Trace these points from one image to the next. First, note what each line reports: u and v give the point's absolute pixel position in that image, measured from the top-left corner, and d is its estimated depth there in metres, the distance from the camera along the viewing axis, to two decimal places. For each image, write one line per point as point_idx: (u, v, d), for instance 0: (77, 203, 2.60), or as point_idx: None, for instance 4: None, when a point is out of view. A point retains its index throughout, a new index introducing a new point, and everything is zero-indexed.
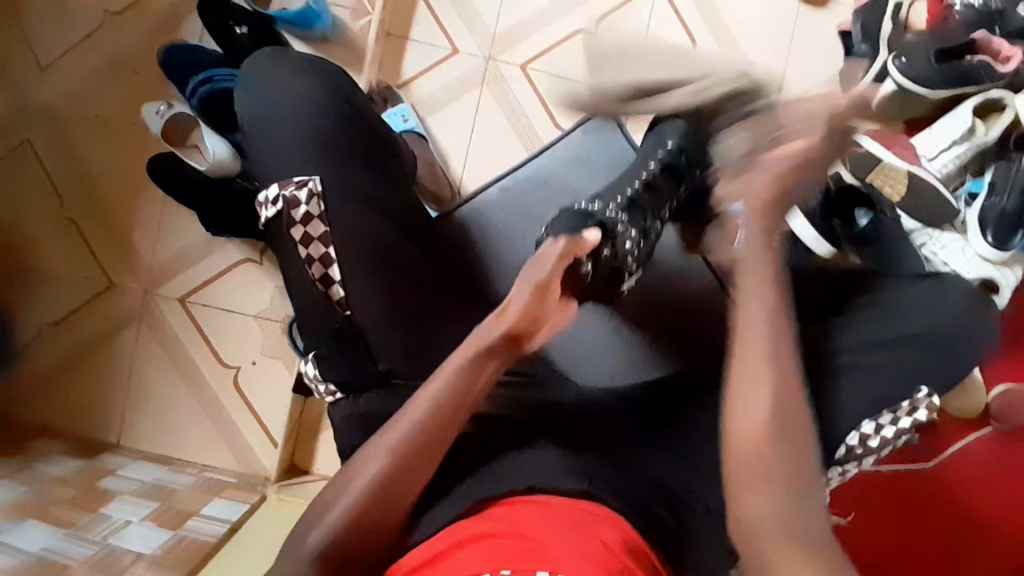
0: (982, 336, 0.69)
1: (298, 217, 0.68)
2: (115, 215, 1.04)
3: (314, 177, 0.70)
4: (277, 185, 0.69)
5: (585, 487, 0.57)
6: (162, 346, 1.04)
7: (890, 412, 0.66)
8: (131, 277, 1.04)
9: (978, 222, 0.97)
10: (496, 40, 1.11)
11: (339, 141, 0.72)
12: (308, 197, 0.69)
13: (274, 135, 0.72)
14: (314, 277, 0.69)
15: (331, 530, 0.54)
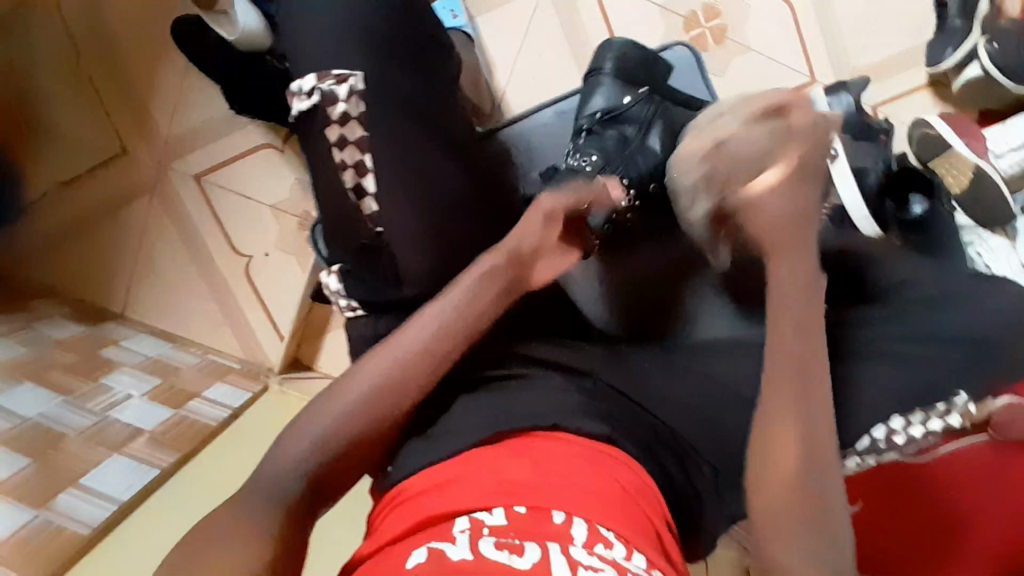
0: None
1: (334, 115, 0.61)
2: (132, 76, 0.97)
3: (357, 73, 0.61)
4: (315, 76, 0.61)
5: (608, 433, 0.55)
6: (173, 222, 1.00)
7: (923, 411, 0.60)
8: (146, 145, 0.98)
9: None
10: None
11: (390, 34, 0.63)
12: (348, 94, 0.61)
13: (319, 18, 0.63)
14: (346, 184, 0.61)
15: (337, 431, 0.52)
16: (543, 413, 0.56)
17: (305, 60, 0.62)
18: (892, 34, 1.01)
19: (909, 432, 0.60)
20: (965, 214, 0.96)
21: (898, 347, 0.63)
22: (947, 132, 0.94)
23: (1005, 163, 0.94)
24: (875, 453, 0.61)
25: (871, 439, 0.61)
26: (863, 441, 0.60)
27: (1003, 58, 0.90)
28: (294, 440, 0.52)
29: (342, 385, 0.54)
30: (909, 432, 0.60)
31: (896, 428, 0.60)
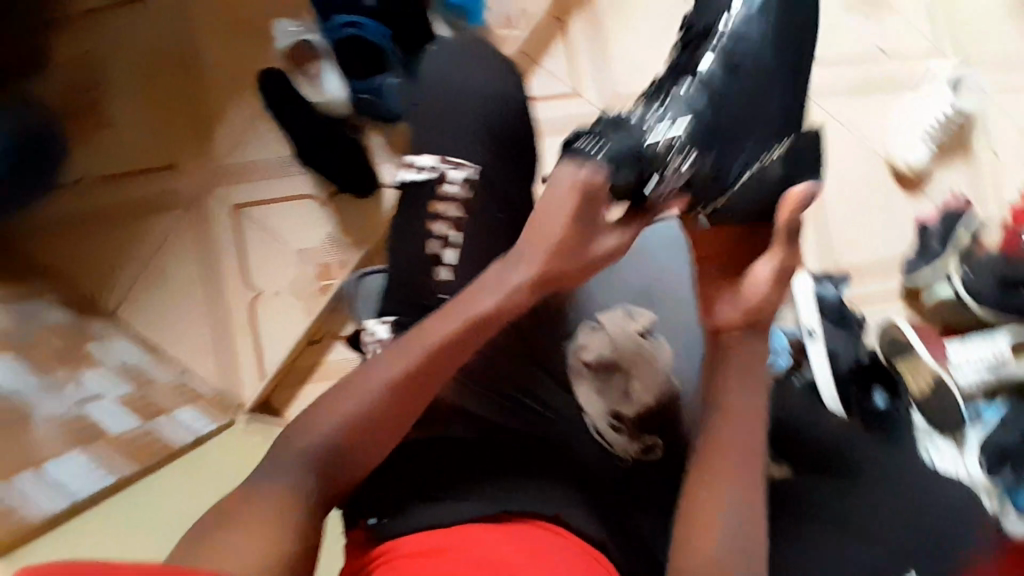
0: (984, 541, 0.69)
1: (447, 192, 0.65)
2: (208, 103, 1.03)
3: (472, 164, 0.66)
4: (435, 156, 0.66)
5: (603, 538, 0.56)
6: (195, 240, 1.02)
7: None
8: (197, 166, 1.02)
9: (976, 444, 1.00)
10: (620, 98, 1.11)
11: (509, 137, 0.68)
12: (462, 179, 0.65)
13: (447, 110, 0.67)
14: (429, 252, 0.65)
15: (321, 450, 0.52)
16: (548, 497, 0.58)
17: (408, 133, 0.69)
18: (875, 243, 1.17)
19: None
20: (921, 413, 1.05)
21: (857, 517, 0.69)
22: (911, 335, 1.07)
23: (965, 375, 1.06)
24: None
25: None
26: None
27: (973, 283, 1.05)
28: (276, 472, 0.51)
29: (347, 385, 0.55)
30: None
31: None
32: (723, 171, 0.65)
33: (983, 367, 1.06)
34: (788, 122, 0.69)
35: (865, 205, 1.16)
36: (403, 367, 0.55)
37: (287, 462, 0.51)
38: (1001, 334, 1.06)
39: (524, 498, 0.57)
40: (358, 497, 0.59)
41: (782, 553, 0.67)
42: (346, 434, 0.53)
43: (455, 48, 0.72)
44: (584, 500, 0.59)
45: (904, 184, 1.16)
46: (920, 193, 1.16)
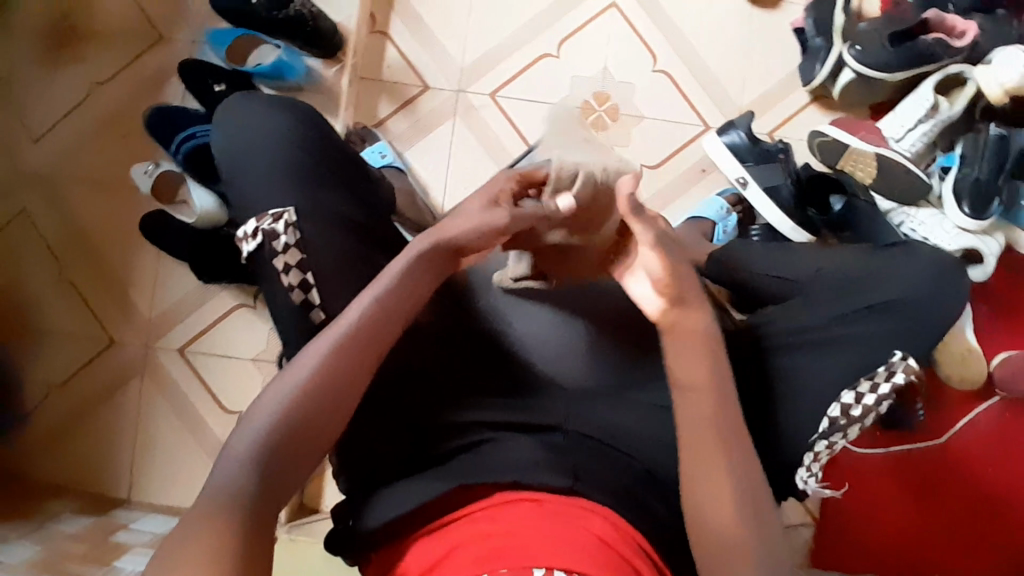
0: (952, 298, 0.72)
1: (283, 249, 0.64)
2: (112, 271, 1.08)
3: (289, 207, 0.65)
4: (254, 219, 0.65)
5: (570, 484, 0.60)
6: (162, 396, 1.06)
7: (869, 380, 0.68)
8: (132, 330, 1.07)
9: (953, 195, 1.04)
10: (465, 72, 1.14)
11: (327, 174, 0.69)
12: (285, 228, 0.64)
13: (249, 173, 0.67)
14: (296, 302, 0.64)
15: (286, 411, 0.57)
16: (524, 469, 0.61)
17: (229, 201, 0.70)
18: (763, 69, 1.14)
19: (862, 402, 0.68)
20: (886, 200, 1.07)
21: (825, 329, 0.71)
22: (839, 135, 1.07)
23: (908, 143, 1.08)
24: (840, 430, 0.68)
25: (831, 419, 0.68)
26: (824, 423, 0.68)
27: (868, 57, 1.04)
28: (241, 434, 0.56)
29: (251, 414, 0.57)
30: (863, 403, 0.68)
31: (850, 402, 0.68)
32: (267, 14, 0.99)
33: (922, 125, 1.07)
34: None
35: (736, 37, 1.14)
36: (288, 408, 0.57)
37: (253, 421, 0.57)
38: (922, 87, 1.06)
39: (496, 475, 0.61)
40: (348, 509, 0.66)
41: (755, 397, 0.70)
42: (303, 415, 0.58)
43: (240, 118, 0.70)
44: (544, 461, 0.62)
45: (761, 2, 1.14)
46: (783, 4, 1.14)
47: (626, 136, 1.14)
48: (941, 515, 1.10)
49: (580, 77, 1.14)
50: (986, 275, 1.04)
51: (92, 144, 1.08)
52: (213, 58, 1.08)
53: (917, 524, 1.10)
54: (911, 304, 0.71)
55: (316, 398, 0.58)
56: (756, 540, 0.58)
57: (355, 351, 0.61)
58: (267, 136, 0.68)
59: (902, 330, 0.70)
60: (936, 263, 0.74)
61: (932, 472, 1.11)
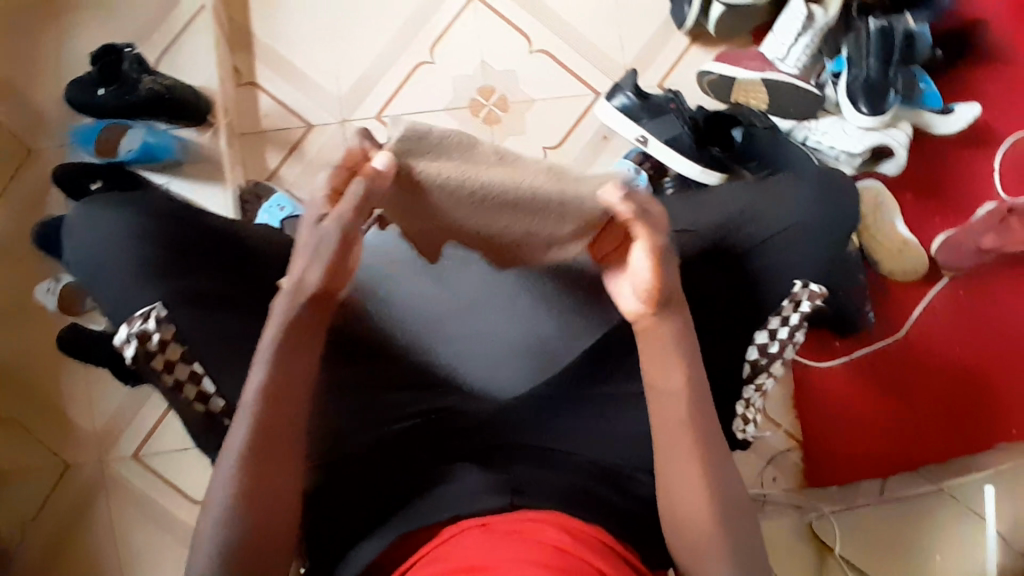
0: (843, 213, 0.71)
1: (158, 347, 0.63)
2: (45, 396, 1.05)
3: (157, 303, 0.64)
4: (124, 324, 0.63)
5: (506, 501, 0.59)
6: (130, 506, 1.03)
7: (778, 316, 0.70)
8: (81, 450, 1.04)
9: (848, 98, 1.03)
10: (345, 101, 1.11)
11: (187, 258, 0.67)
12: (158, 325, 0.63)
13: (108, 279, 0.66)
14: (189, 397, 0.65)
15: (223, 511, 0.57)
16: (469, 498, 0.60)
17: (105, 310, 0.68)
18: (637, 22, 1.13)
19: (775, 338, 0.69)
20: (785, 119, 1.07)
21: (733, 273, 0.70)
22: (724, 69, 1.06)
23: (793, 59, 1.07)
24: (763, 370, 0.70)
25: (752, 361, 0.70)
26: (745, 367, 0.70)
27: None
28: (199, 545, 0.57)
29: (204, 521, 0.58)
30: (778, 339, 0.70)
31: (764, 341, 0.69)
32: (116, 103, 0.95)
33: (803, 38, 1.05)
34: (106, 83, 0.95)
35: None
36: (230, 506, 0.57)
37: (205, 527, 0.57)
38: (792, 1, 1.05)
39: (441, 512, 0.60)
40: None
41: None
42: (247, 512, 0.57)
43: (88, 224, 0.68)
44: (487, 487, 0.61)
45: None
46: None
47: (522, 124, 1.11)
48: (924, 403, 1.11)
49: (461, 77, 1.12)
50: (898, 167, 1.04)
51: None
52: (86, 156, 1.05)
53: (903, 418, 1.11)
54: (805, 230, 0.70)
55: (249, 492, 0.58)
56: (712, 503, 0.60)
57: (273, 426, 0.59)
58: (114, 239, 0.66)
59: (800, 258, 0.70)
60: (823, 181, 0.72)
61: (905, 364, 1.12)
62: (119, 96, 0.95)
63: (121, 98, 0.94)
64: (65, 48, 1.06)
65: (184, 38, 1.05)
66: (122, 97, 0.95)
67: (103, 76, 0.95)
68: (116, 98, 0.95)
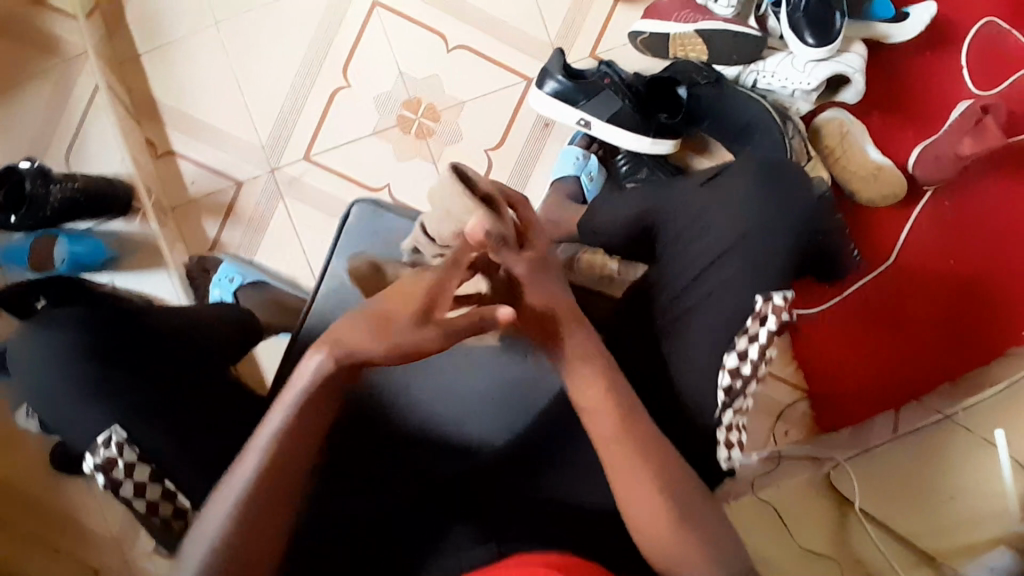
0: (787, 205, 0.66)
1: (122, 474, 0.59)
2: (55, 512, 1.05)
3: (112, 427, 0.59)
4: (86, 455, 0.59)
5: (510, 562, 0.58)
6: None
7: (744, 334, 0.62)
8: (103, 555, 1.05)
9: (793, 31, 0.95)
10: (270, 149, 1.05)
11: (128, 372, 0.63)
12: (120, 449, 0.59)
13: (59, 412, 0.62)
14: (168, 517, 0.60)
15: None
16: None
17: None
18: None
19: (748, 359, 0.62)
20: (729, 67, 0.99)
21: (686, 293, 0.65)
22: (656, 27, 0.98)
23: (725, 0, 0.97)
24: (738, 395, 0.62)
25: (727, 388, 0.62)
26: (721, 398, 0.62)
27: None
28: None
29: None
30: (750, 359, 0.62)
31: (734, 366, 0.62)
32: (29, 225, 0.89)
33: None
34: (10, 205, 0.89)
35: None
36: None
37: None
38: None
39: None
40: None
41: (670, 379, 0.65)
42: None
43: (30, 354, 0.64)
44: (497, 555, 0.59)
45: None
46: None
47: (456, 130, 1.05)
48: (925, 325, 1.07)
49: (382, 95, 1.04)
50: (858, 94, 0.97)
51: None
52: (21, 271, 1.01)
53: (906, 345, 1.07)
54: (749, 236, 0.65)
55: None
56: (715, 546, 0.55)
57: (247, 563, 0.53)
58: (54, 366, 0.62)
59: (753, 269, 0.64)
60: (761, 172, 0.67)
61: (899, 287, 1.08)
62: (31, 217, 0.89)
63: (34, 219, 0.89)
64: None
65: (88, 124, 1.00)
66: (34, 219, 0.89)
67: (7, 199, 0.89)
68: (28, 220, 0.89)
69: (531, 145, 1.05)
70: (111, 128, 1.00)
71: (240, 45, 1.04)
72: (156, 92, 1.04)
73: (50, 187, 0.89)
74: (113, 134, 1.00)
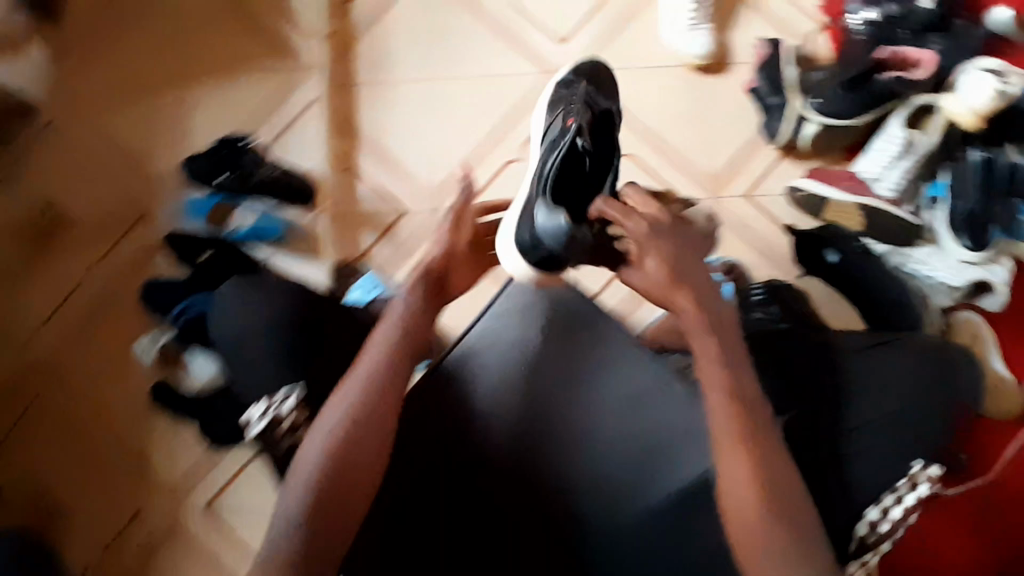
0: (959, 382, 0.72)
1: (285, 427, 0.77)
2: (128, 443, 1.12)
3: (296, 387, 0.79)
4: (265, 400, 0.78)
5: None
6: (197, 554, 1.10)
7: (891, 492, 0.65)
8: (155, 496, 1.11)
9: (948, 227, 1.01)
10: (436, 192, 1.17)
11: (306, 353, 0.82)
12: (289, 408, 0.77)
13: (238, 356, 0.81)
14: None
15: (294, 529, 0.60)
16: None
17: (245, 387, 0.82)
18: (728, 130, 1.14)
19: (889, 517, 0.64)
20: (880, 243, 1.04)
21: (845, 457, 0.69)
22: (817, 189, 1.06)
23: (889, 182, 1.05)
24: (872, 548, 0.64)
25: (861, 534, 0.64)
26: (852, 543, 0.64)
27: (829, 106, 1.05)
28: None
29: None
30: (891, 518, 0.64)
31: (876, 516, 0.64)
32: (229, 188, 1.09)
33: (901, 162, 1.04)
34: (226, 165, 1.10)
35: (690, 107, 1.14)
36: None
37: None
38: (889, 125, 1.05)
39: None
40: None
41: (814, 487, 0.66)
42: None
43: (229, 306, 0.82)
44: None
45: (709, 69, 1.15)
46: (731, 65, 1.15)
47: None
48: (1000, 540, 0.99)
49: None
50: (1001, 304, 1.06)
51: (94, 323, 1.14)
52: (191, 224, 1.13)
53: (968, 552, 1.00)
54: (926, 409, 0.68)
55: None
56: None
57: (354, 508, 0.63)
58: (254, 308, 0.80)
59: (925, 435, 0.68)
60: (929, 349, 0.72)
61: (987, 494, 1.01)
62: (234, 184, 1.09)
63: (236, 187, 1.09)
64: (187, 129, 1.18)
65: (297, 125, 1.17)
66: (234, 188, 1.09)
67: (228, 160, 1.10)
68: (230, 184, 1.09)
69: None
70: (318, 137, 1.17)
71: (439, 98, 1.19)
72: (359, 115, 1.19)
73: (261, 169, 1.10)
74: (316, 139, 1.17)
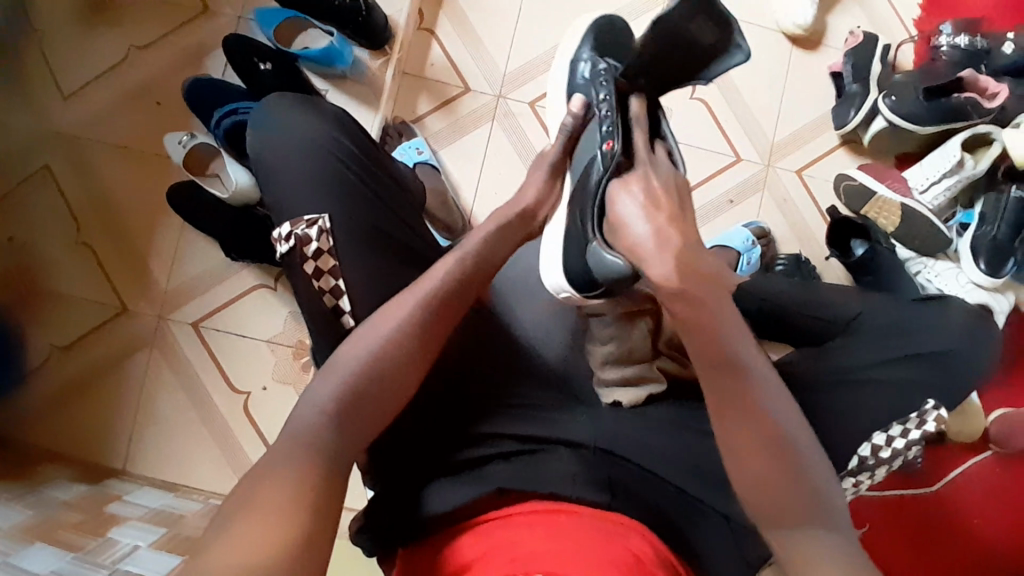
0: (976, 353, 0.79)
1: (309, 253, 0.73)
2: (130, 238, 1.07)
3: (324, 215, 0.74)
4: (290, 223, 0.74)
5: (607, 501, 0.67)
6: (173, 370, 1.05)
7: (900, 424, 0.75)
8: (145, 302, 1.06)
9: (970, 250, 1.06)
10: (508, 79, 1.14)
11: (360, 184, 0.77)
12: (319, 233, 0.73)
13: (285, 168, 0.76)
14: (325, 304, 0.73)
15: (341, 380, 0.60)
16: (548, 480, 0.68)
17: (273, 204, 0.77)
18: (799, 105, 1.18)
19: (892, 445, 0.74)
20: (905, 247, 1.10)
21: (851, 410, 0.75)
22: (868, 182, 1.10)
23: (931, 196, 1.10)
24: (867, 468, 0.75)
25: (860, 457, 0.75)
26: (853, 461, 0.75)
27: (902, 108, 1.08)
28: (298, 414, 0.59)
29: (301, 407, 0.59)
30: (892, 446, 0.75)
31: (879, 444, 0.74)
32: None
33: (946, 180, 1.09)
34: None
35: (774, 76, 1.18)
36: (330, 410, 0.59)
37: (307, 408, 0.59)
38: (951, 142, 1.08)
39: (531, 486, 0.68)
40: (369, 519, 0.70)
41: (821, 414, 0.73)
42: (345, 429, 0.59)
43: (291, 123, 0.78)
44: (583, 475, 0.69)
45: (800, 43, 1.17)
46: (822, 47, 1.18)
47: None
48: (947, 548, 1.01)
49: None
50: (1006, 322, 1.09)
51: (120, 111, 1.08)
52: (259, 36, 1.09)
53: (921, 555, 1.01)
54: (950, 353, 0.77)
55: (347, 413, 0.60)
56: None
57: (416, 358, 0.65)
58: (307, 134, 0.77)
59: (938, 379, 0.77)
60: (967, 320, 0.80)
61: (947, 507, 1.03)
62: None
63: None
64: None
65: None
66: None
67: None
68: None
69: (709, 209, 1.15)
70: None
71: None
72: None
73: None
74: None
